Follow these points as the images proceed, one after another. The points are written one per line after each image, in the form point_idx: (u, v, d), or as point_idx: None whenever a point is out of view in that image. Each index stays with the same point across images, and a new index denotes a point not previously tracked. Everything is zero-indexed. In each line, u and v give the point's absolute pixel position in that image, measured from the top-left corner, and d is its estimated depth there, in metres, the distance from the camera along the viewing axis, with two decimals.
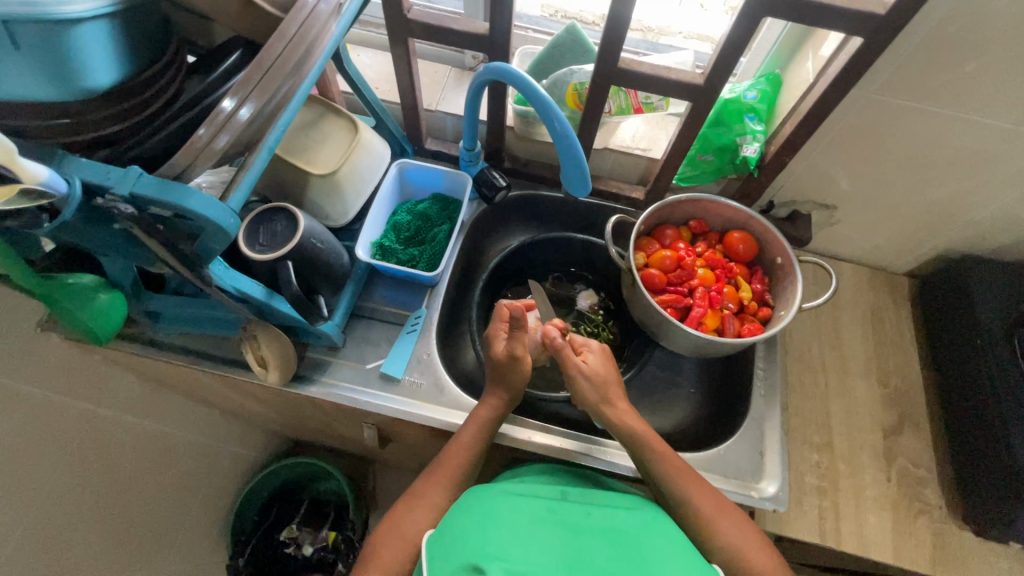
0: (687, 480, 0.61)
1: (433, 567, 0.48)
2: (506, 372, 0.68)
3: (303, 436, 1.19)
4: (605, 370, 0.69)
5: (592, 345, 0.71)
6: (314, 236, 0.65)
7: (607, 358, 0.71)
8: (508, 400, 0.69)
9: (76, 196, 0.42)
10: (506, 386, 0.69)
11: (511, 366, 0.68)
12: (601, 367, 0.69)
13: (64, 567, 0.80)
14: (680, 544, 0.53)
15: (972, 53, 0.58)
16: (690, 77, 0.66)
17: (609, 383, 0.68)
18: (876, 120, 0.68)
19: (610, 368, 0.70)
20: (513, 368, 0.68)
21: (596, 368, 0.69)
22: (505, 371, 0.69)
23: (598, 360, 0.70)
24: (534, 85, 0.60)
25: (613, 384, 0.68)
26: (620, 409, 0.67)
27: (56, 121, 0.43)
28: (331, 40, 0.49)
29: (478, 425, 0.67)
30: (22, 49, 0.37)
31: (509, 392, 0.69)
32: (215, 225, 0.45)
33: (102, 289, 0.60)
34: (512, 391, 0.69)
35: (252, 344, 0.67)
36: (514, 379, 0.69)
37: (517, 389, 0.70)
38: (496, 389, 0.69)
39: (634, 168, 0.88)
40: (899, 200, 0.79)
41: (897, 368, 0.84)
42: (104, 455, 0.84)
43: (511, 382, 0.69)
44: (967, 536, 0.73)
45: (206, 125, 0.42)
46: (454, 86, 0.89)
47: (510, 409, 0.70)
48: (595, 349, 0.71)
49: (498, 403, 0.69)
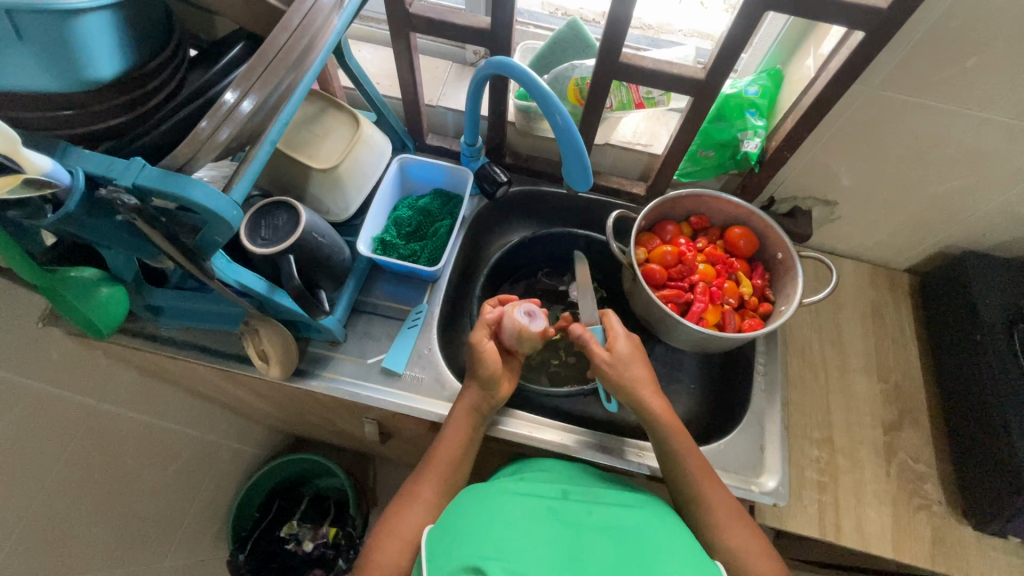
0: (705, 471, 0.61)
1: (433, 566, 0.49)
2: (475, 360, 0.67)
3: (304, 432, 1.20)
4: (632, 355, 0.67)
5: (620, 331, 0.69)
6: (316, 230, 0.65)
7: (636, 345, 0.69)
8: (484, 393, 0.67)
9: (79, 187, 0.42)
10: (479, 377, 0.67)
11: (476, 353, 0.67)
12: (630, 354, 0.67)
13: (65, 561, 0.80)
14: (679, 539, 0.53)
15: (973, 48, 0.58)
16: (691, 72, 0.66)
17: (637, 369, 0.66)
18: (877, 115, 0.68)
19: (638, 354, 0.68)
20: (479, 355, 0.66)
21: (625, 355, 0.66)
22: (475, 360, 0.66)
23: (627, 346, 0.67)
24: (536, 79, 0.60)
25: (641, 370, 0.67)
26: (649, 394, 0.65)
27: (59, 113, 0.43)
28: (333, 33, 0.49)
29: (465, 419, 0.67)
30: (26, 40, 0.37)
31: (482, 383, 0.67)
32: (218, 216, 0.45)
33: (104, 282, 0.60)
34: (484, 384, 0.67)
35: (254, 338, 0.67)
36: (483, 368, 0.66)
37: (492, 381, 0.66)
38: (472, 380, 0.68)
39: (635, 164, 0.88)
40: (900, 195, 0.79)
41: (897, 364, 0.84)
42: (105, 450, 0.85)
43: (479, 373, 0.66)
44: (966, 531, 0.73)
45: (209, 118, 0.42)
46: (455, 81, 0.89)
47: (488, 403, 0.68)
48: (625, 335, 0.69)
49: (474, 394, 0.67)
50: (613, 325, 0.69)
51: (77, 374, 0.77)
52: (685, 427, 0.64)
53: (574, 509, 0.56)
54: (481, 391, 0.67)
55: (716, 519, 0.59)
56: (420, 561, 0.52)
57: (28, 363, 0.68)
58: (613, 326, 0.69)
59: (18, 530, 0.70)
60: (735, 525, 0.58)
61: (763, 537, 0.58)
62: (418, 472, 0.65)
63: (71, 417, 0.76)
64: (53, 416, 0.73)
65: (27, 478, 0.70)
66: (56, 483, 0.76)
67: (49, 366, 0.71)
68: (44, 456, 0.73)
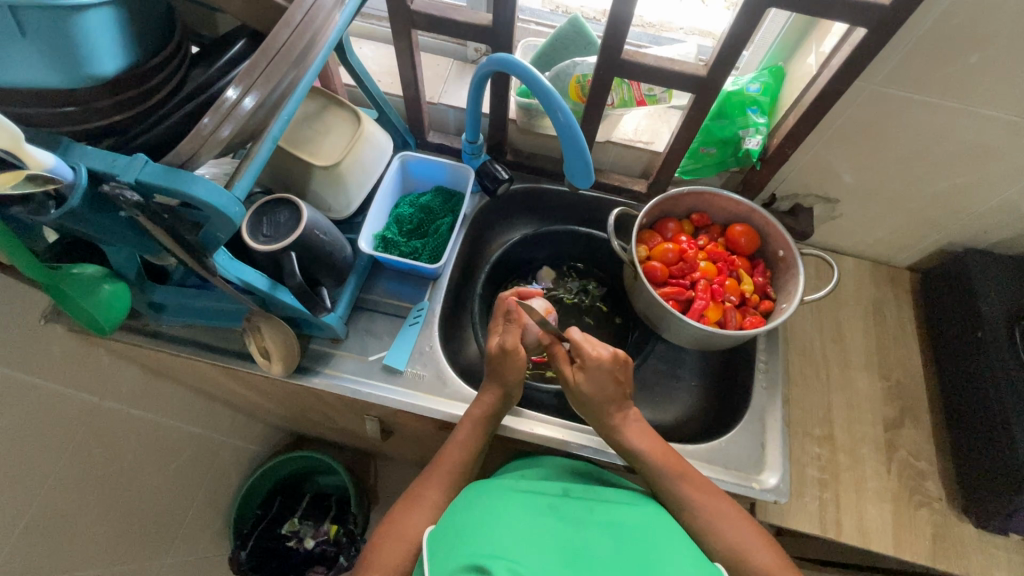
0: (701, 485, 0.61)
1: (435, 564, 0.48)
2: (500, 368, 0.67)
3: (305, 430, 1.20)
4: (603, 386, 0.65)
5: (589, 356, 0.65)
6: (319, 227, 0.65)
7: (611, 371, 0.65)
8: (500, 398, 0.68)
9: (82, 183, 0.42)
10: (500, 384, 0.67)
11: (502, 360, 0.67)
12: (597, 385, 0.65)
13: (69, 558, 0.80)
14: (682, 544, 0.52)
15: (976, 44, 0.57)
16: (693, 69, 0.66)
17: (607, 398, 0.65)
18: (879, 112, 0.68)
19: (615, 379, 0.66)
20: (506, 362, 0.67)
21: (591, 389, 0.65)
22: (499, 366, 0.67)
23: (593, 378, 0.65)
24: (538, 76, 0.60)
25: (613, 398, 0.66)
26: (619, 420, 0.66)
27: (62, 109, 0.43)
28: (335, 30, 0.49)
29: (472, 421, 0.67)
30: (28, 36, 0.37)
31: (503, 391, 0.67)
32: (220, 212, 0.45)
33: (106, 280, 0.60)
34: (504, 387, 0.67)
35: (256, 335, 0.67)
36: (508, 375, 0.67)
37: (514, 387, 0.67)
38: (490, 386, 0.68)
39: (636, 161, 0.88)
40: (902, 192, 0.79)
41: (899, 361, 0.84)
42: (108, 447, 0.85)
43: (505, 379, 0.67)
44: (966, 528, 0.73)
45: (210, 114, 0.42)
46: (456, 78, 0.89)
47: (506, 407, 0.69)
48: (598, 360, 0.64)
49: (491, 402, 0.67)
50: (585, 351, 0.65)
51: (79, 370, 0.77)
52: (661, 443, 0.65)
53: (575, 508, 0.55)
54: (500, 400, 0.68)
55: (715, 514, 0.59)
56: (421, 561, 0.51)
57: (30, 359, 0.68)
58: (583, 352, 0.65)
59: (20, 526, 0.71)
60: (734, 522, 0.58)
61: (763, 535, 0.58)
62: (422, 473, 0.65)
63: (74, 413, 0.77)
64: (55, 412, 0.73)
65: (30, 474, 0.71)
66: (58, 479, 0.76)
67: (52, 362, 0.71)
68: (47, 453, 0.73)
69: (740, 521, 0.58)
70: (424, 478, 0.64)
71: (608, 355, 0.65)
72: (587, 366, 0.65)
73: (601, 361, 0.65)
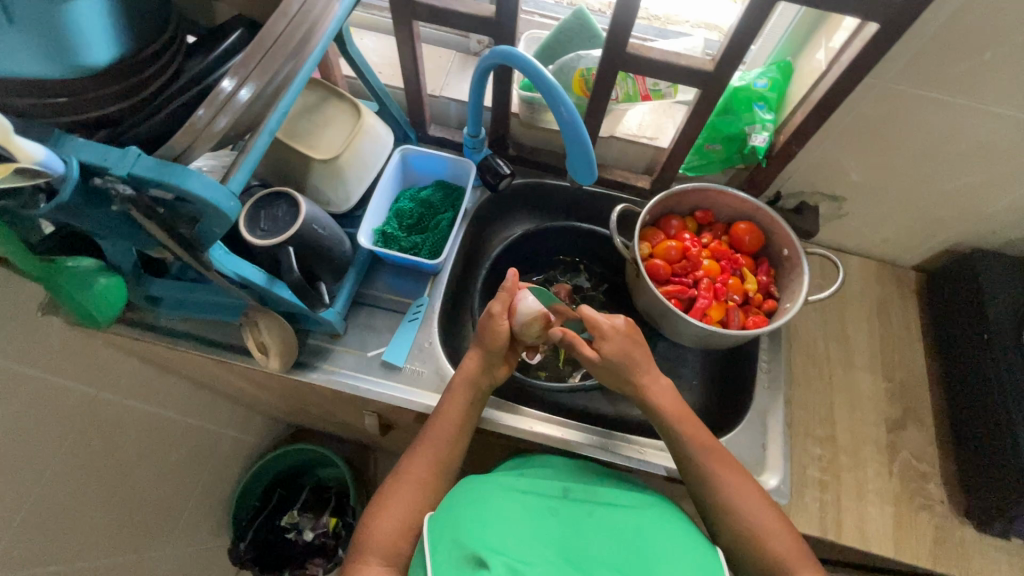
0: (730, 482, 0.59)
1: (417, 567, 0.50)
2: (485, 330, 0.65)
3: (303, 423, 1.21)
4: (627, 350, 0.65)
5: (604, 326, 0.65)
6: (316, 221, 0.64)
7: (628, 335, 0.66)
8: (483, 366, 0.66)
9: (74, 175, 0.41)
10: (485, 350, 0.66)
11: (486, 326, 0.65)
12: (623, 351, 0.65)
13: (71, 550, 0.80)
14: (679, 534, 0.53)
15: (990, 41, 0.56)
16: (700, 63, 0.64)
17: (635, 362, 0.65)
18: (890, 110, 0.66)
19: (635, 341, 0.66)
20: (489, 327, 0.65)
21: (619, 357, 0.64)
22: (482, 330, 0.66)
23: (618, 345, 0.65)
24: (542, 70, 0.58)
25: (641, 359, 0.66)
26: (649, 380, 0.65)
27: (54, 100, 0.42)
28: (334, 21, 0.48)
29: (461, 394, 0.65)
30: (16, 22, 0.37)
31: (485, 356, 0.66)
32: (215, 207, 0.44)
33: (102, 273, 0.59)
34: (486, 355, 0.66)
35: (253, 330, 0.66)
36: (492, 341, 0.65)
37: (497, 354, 0.66)
38: (474, 351, 0.67)
39: (641, 157, 0.87)
40: (912, 192, 0.77)
41: (903, 362, 0.83)
42: (106, 441, 0.84)
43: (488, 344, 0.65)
44: (968, 531, 0.73)
45: (205, 106, 0.41)
46: (458, 71, 0.87)
47: (489, 376, 0.67)
48: (614, 329, 0.65)
49: (471, 370, 0.66)
50: (599, 323, 0.65)
51: (76, 362, 0.76)
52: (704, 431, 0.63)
53: (575, 505, 0.56)
54: (482, 364, 0.66)
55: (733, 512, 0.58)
56: (422, 544, 0.51)
57: (29, 352, 0.67)
58: (599, 325, 0.65)
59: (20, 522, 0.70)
60: (739, 506, 0.57)
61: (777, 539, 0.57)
62: (399, 462, 0.62)
63: (71, 407, 0.76)
64: (52, 407, 0.72)
65: (28, 467, 0.70)
66: (57, 474, 0.76)
67: (48, 355, 0.71)
68: (47, 448, 0.73)
69: (751, 503, 0.58)
70: (408, 455, 0.62)
71: (620, 323, 0.66)
72: (607, 336, 0.65)
73: (617, 328, 0.66)
